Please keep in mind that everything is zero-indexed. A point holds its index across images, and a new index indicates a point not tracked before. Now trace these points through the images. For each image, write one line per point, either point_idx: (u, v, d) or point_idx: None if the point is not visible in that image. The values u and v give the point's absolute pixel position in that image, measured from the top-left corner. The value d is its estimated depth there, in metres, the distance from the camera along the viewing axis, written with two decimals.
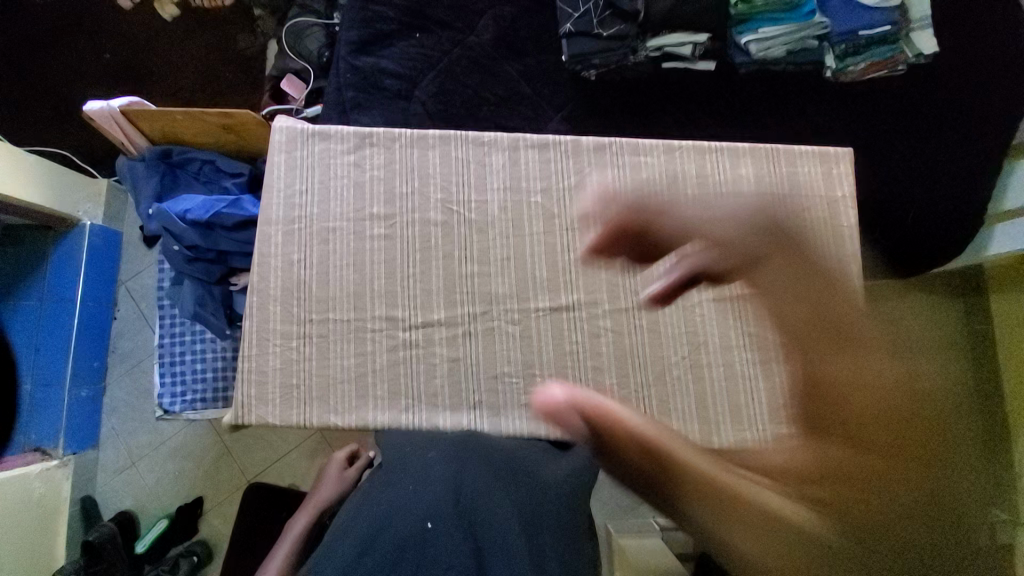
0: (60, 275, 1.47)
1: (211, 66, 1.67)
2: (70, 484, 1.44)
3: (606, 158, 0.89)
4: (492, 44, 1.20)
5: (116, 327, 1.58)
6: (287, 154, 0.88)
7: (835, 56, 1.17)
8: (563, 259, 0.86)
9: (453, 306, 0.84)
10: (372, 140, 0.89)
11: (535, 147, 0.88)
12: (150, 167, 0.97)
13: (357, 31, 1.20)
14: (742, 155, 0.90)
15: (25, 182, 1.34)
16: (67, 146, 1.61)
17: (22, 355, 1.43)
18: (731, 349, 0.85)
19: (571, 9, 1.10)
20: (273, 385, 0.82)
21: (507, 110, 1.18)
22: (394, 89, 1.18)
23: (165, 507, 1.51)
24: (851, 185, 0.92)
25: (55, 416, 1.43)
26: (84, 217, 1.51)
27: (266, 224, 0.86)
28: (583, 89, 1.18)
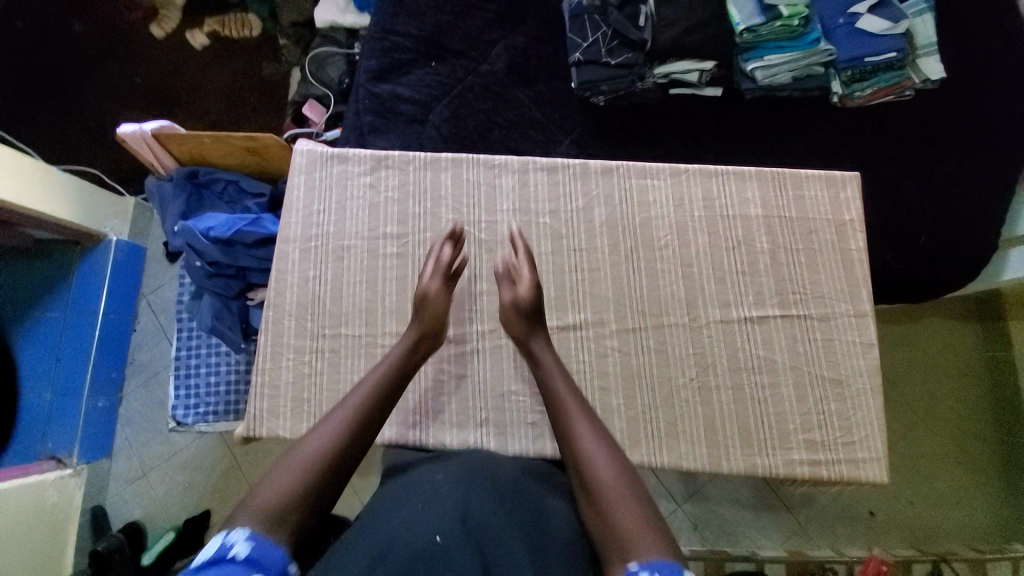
0: (85, 287, 1.52)
1: (237, 92, 1.76)
2: (82, 492, 1.46)
3: (614, 180, 0.89)
4: (504, 72, 1.25)
5: (135, 339, 1.63)
6: (307, 176, 0.92)
7: (841, 82, 1.18)
8: (571, 279, 0.86)
9: (461, 324, 0.85)
10: (388, 162, 0.92)
11: (544, 170, 0.90)
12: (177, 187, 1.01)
13: (376, 60, 1.26)
14: (749, 179, 0.92)
15: (57, 198, 1.40)
16: (98, 166, 1.69)
17: (42, 367, 1.47)
18: (740, 372, 0.84)
19: (580, 38, 1.13)
20: (285, 398, 0.84)
21: (518, 134, 1.21)
22: (410, 114, 1.23)
23: (172, 520, 1.52)
24: (858, 209, 0.92)
25: (72, 425, 1.46)
26: (110, 232, 1.57)
27: (285, 242, 0.89)
28: (592, 114, 1.21)
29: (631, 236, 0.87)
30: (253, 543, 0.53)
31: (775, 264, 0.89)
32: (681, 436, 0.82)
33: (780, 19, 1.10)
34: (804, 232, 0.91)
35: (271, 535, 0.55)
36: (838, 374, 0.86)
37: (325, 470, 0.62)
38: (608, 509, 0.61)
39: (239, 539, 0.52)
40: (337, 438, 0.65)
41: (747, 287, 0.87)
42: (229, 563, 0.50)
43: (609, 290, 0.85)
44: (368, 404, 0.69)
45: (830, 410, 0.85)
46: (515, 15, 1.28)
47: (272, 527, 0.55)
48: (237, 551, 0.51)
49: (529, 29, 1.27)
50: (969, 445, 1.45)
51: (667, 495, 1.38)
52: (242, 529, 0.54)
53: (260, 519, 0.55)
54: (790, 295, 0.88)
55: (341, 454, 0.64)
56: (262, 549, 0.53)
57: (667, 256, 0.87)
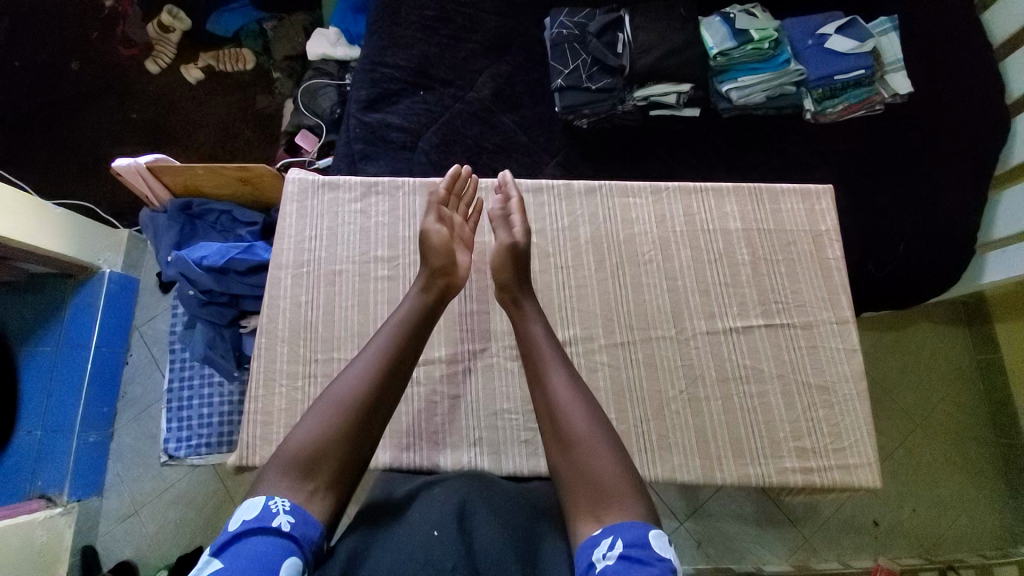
0: (78, 321, 1.51)
1: (231, 124, 1.80)
2: (72, 532, 1.43)
3: (597, 199, 0.93)
4: (490, 98, 1.29)
5: (127, 372, 1.62)
6: (298, 204, 0.94)
7: (813, 99, 1.24)
8: (559, 297, 0.88)
9: (452, 344, 0.87)
10: (378, 188, 0.95)
11: (529, 191, 0.93)
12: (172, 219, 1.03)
13: (366, 90, 1.30)
14: (727, 194, 0.95)
15: (50, 233, 1.41)
16: (93, 200, 1.71)
17: (33, 404, 1.46)
18: (728, 383, 0.86)
19: (561, 65, 1.19)
20: (278, 424, 0.84)
21: (505, 158, 1.25)
22: (399, 142, 1.27)
23: (165, 557, 1.48)
24: (834, 220, 0.96)
25: (62, 461, 1.44)
26: (104, 265, 1.58)
27: (277, 268, 0.91)
28: (576, 136, 1.25)
29: (616, 252, 0.90)
30: (294, 515, 0.56)
31: (757, 276, 0.91)
32: (674, 448, 0.82)
33: (751, 43, 1.18)
34: (783, 243, 0.94)
35: (312, 503, 0.58)
36: (825, 381, 0.88)
37: (355, 428, 0.64)
38: (585, 460, 0.65)
39: (282, 508, 0.56)
40: (358, 395, 0.66)
41: (731, 298, 0.90)
42: (272, 532, 0.54)
43: (596, 305, 0.88)
44: (384, 359, 0.71)
45: (819, 417, 0.86)
46: (499, 45, 1.34)
47: (309, 487, 0.59)
48: (282, 522, 0.55)
49: (512, 58, 1.33)
50: (965, 449, 1.45)
51: (668, 512, 1.37)
52: (283, 495, 0.58)
53: (292, 486, 0.59)
54: (773, 305, 0.90)
55: (368, 410, 0.66)
56: (303, 528, 0.56)
57: (652, 272, 0.89)
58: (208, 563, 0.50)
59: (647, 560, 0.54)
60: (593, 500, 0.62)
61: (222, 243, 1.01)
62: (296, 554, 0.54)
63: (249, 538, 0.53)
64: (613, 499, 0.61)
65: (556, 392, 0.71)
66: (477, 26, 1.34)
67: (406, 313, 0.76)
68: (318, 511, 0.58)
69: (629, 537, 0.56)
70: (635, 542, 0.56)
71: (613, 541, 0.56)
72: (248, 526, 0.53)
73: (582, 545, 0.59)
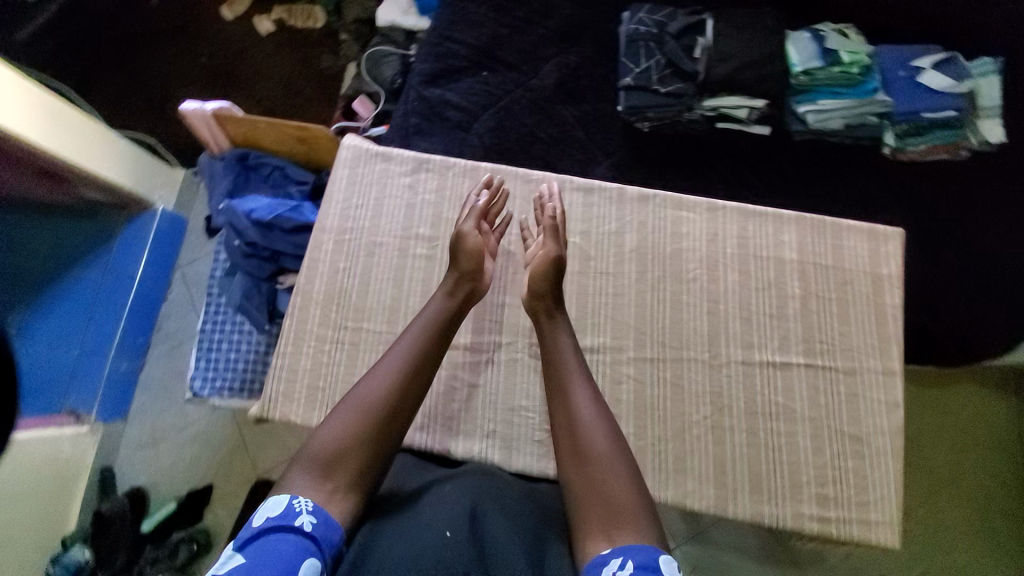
0: (124, 255, 1.59)
1: (293, 80, 1.83)
2: (94, 451, 1.53)
3: (649, 209, 0.89)
4: (552, 88, 1.27)
5: (165, 308, 1.69)
6: (350, 170, 0.95)
7: (894, 134, 1.16)
8: (594, 301, 0.86)
9: (479, 333, 0.85)
10: (429, 166, 0.94)
11: (580, 190, 0.90)
12: (227, 167, 1.04)
13: (430, 64, 1.31)
14: (788, 222, 0.90)
15: (115, 162, 1.49)
16: (155, 137, 1.77)
17: (72, 327, 1.52)
18: (756, 417, 0.83)
19: (633, 64, 1.15)
20: (300, 384, 0.85)
21: (559, 150, 1.22)
22: (455, 121, 1.26)
23: (176, 490, 1.57)
24: (898, 265, 0.90)
25: (95, 383, 1.53)
26: (159, 201, 1.66)
27: (321, 232, 0.92)
28: (635, 138, 1.21)
29: (659, 265, 0.87)
30: (316, 515, 0.58)
31: (806, 312, 0.87)
32: (688, 473, 0.80)
33: (839, 65, 1.14)
34: (838, 281, 0.89)
35: (332, 504, 0.61)
36: (859, 431, 0.84)
37: (375, 430, 0.66)
38: (602, 479, 0.64)
39: (305, 508, 0.58)
40: (380, 400, 0.68)
41: (774, 330, 0.86)
42: (296, 530, 0.55)
43: (631, 317, 0.85)
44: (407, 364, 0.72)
45: (847, 467, 0.82)
46: (570, 34, 1.30)
47: (329, 486, 0.61)
48: (304, 522, 0.56)
49: (582, 49, 1.29)
50: (993, 522, 1.37)
51: (667, 531, 1.35)
52: (304, 495, 0.60)
53: (313, 483, 0.61)
54: (818, 344, 0.86)
55: (389, 416, 0.68)
56: (324, 529, 0.57)
57: (693, 291, 0.86)
58: (231, 559, 0.51)
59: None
60: (605, 520, 0.61)
61: (272, 198, 1.02)
62: (315, 554, 0.55)
63: (271, 536, 0.54)
64: (626, 521, 0.60)
65: (577, 409, 0.71)
66: (550, 12, 1.31)
67: (429, 319, 0.77)
68: (337, 511, 0.61)
69: (639, 558, 0.56)
70: (645, 565, 0.55)
71: (623, 563, 0.55)
72: (271, 524, 0.54)
73: (590, 562, 0.58)
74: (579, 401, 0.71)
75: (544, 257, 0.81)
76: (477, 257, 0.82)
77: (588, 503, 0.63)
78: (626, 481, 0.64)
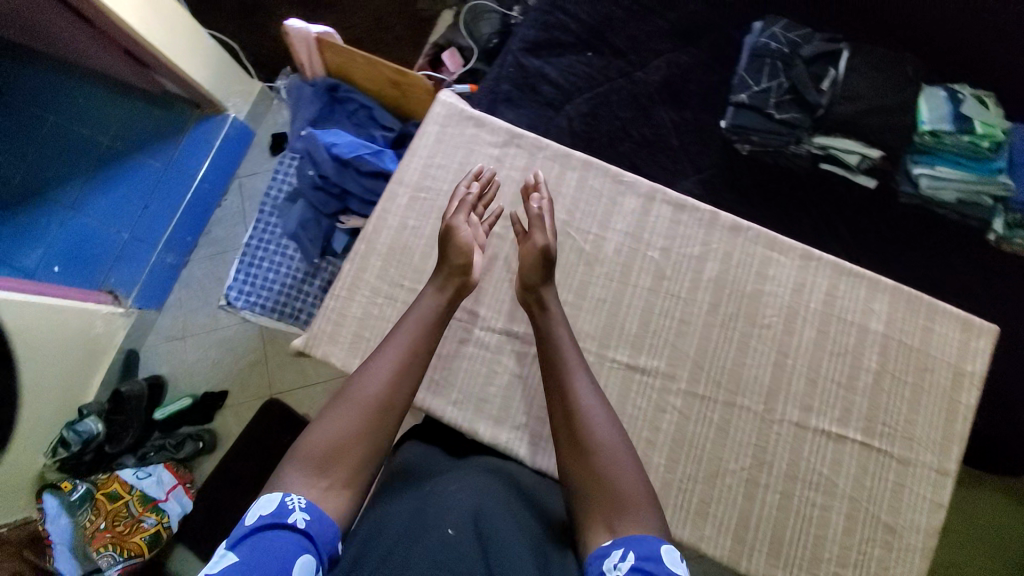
0: (191, 153, 1.59)
1: (386, 15, 1.77)
2: (124, 333, 1.56)
3: (739, 241, 0.84)
4: (657, 86, 1.19)
5: (217, 214, 1.71)
6: (440, 127, 0.92)
7: (1005, 222, 1.08)
8: (657, 323, 0.81)
9: (534, 325, 0.82)
10: (520, 142, 0.90)
11: (671, 204, 0.85)
12: (315, 95, 1.02)
13: (535, 32, 1.24)
14: (880, 291, 0.84)
15: (198, 59, 1.47)
16: (240, 42, 1.76)
17: (127, 209, 1.53)
18: (794, 481, 0.79)
19: (752, 81, 1.07)
20: (347, 330, 0.85)
21: (648, 154, 1.16)
22: (548, 97, 1.20)
23: (193, 388, 1.61)
24: (986, 364, 0.83)
25: (139, 270, 1.56)
26: (231, 109, 1.63)
27: (398, 185, 0.90)
28: (730, 159, 1.15)
29: (735, 302, 0.82)
30: (309, 512, 0.59)
31: (874, 390, 0.82)
32: (709, 518, 0.78)
33: (970, 134, 1.05)
34: (917, 366, 0.83)
35: (324, 500, 0.62)
36: (895, 522, 0.79)
37: (368, 427, 0.67)
38: (607, 472, 0.65)
39: (299, 506, 0.59)
40: (373, 397, 0.69)
41: (835, 400, 0.81)
42: (289, 527, 0.56)
43: (692, 348, 0.81)
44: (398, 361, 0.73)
45: (873, 555, 0.78)
46: (689, 33, 1.22)
47: (323, 483, 0.62)
48: (298, 519, 0.57)
49: (698, 52, 1.21)
50: None
51: None
52: (297, 492, 0.61)
53: (307, 480, 0.62)
54: (877, 425, 0.81)
55: (380, 413, 0.69)
56: (318, 525, 0.58)
57: (764, 339, 0.81)
58: (224, 556, 0.53)
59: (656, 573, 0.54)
60: (609, 511, 0.62)
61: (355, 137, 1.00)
62: (310, 551, 0.56)
63: (265, 532, 0.55)
64: (628, 510, 0.61)
65: (579, 404, 0.70)
66: (674, 4, 1.23)
67: (427, 314, 0.77)
68: (329, 506, 0.61)
69: (643, 550, 0.57)
70: (648, 555, 0.56)
71: (625, 553, 0.56)
72: (265, 522, 0.55)
73: (593, 553, 0.59)
74: (582, 398, 0.70)
75: (531, 250, 0.78)
76: (466, 253, 0.80)
77: (594, 491, 0.64)
78: (631, 469, 0.65)
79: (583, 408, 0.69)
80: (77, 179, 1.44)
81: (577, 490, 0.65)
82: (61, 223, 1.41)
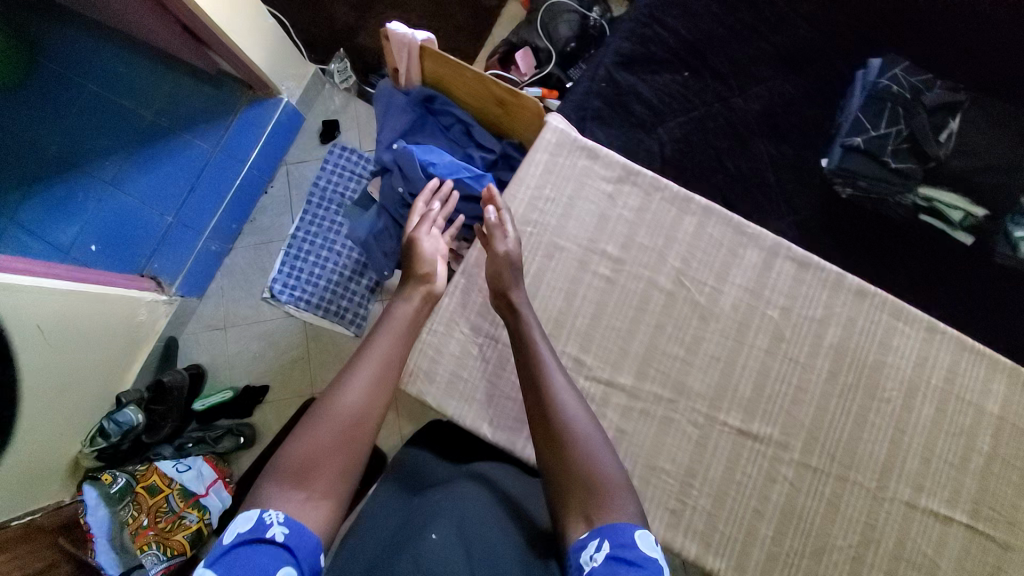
0: (242, 136, 1.51)
1: (450, 1, 1.67)
2: (166, 320, 1.51)
3: (863, 308, 0.80)
4: (756, 116, 1.13)
5: (263, 201, 1.64)
6: (549, 156, 0.86)
7: None
8: (772, 387, 0.78)
9: (642, 379, 0.78)
10: (636, 179, 0.84)
11: (795, 261, 0.80)
12: (408, 105, 0.97)
13: (630, 46, 1.17)
14: (1000, 370, 0.81)
15: (257, 39, 1.38)
16: (294, 19, 1.67)
17: (172, 191, 1.48)
18: (900, 561, 0.76)
19: (870, 125, 1.03)
20: (443, 369, 0.80)
21: (743, 189, 1.10)
22: (640, 118, 1.13)
23: (233, 380, 1.57)
24: None
25: (183, 256, 1.50)
26: (285, 93, 1.54)
27: (502, 215, 0.84)
28: (829, 200, 1.08)
29: (854, 372, 0.79)
30: (289, 527, 0.56)
31: (984, 472, 0.79)
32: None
33: None
34: None
35: (305, 513, 0.59)
36: None
37: (350, 438, 0.65)
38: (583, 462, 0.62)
39: (276, 520, 0.56)
40: (354, 408, 0.66)
41: (946, 480, 0.79)
42: (267, 542, 0.54)
43: (806, 417, 0.78)
44: (377, 369, 0.70)
45: None
46: (794, 59, 1.15)
47: (304, 495, 0.60)
48: (277, 533, 0.55)
49: (802, 81, 1.14)
50: None
51: None
52: (276, 507, 0.58)
53: (285, 494, 0.59)
54: (985, 509, 0.79)
55: (361, 424, 0.66)
56: (297, 539, 0.56)
57: (881, 413, 0.79)
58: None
59: (635, 562, 0.53)
60: (587, 501, 0.59)
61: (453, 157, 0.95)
62: (291, 564, 0.54)
63: (242, 550, 0.53)
64: (610, 501, 0.59)
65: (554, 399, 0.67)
66: (780, 27, 1.15)
67: (404, 321, 0.75)
68: (312, 520, 0.59)
69: (616, 539, 0.55)
70: (624, 543, 0.54)
71: (600, 543, 0.55)
72: (244, 539, 0.54)
73: (570, 547, 0.57)
74: (558, 392, 0.67)
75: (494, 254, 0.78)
76: (432, 262, 0.81)
77: (570, 483, 0.61)
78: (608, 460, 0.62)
79: (555, 401, 0.66)
80: (121, 151, 1.47)
81: (553, 487, 0.61)
82: (100, 196, 1.44)
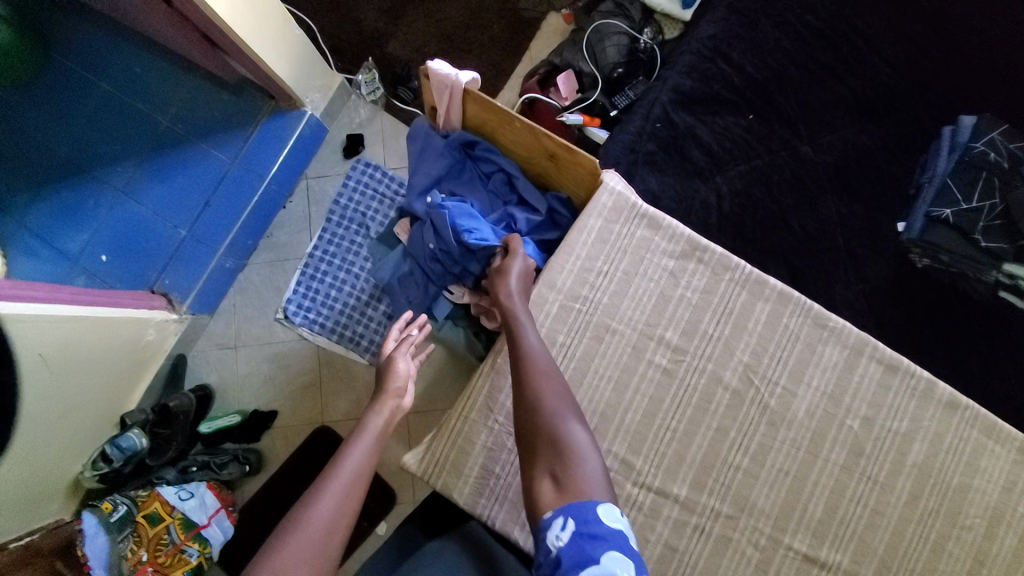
0: (262, 148, 1.43)
1: (486, 12, 1.56)
2: (175, 339, 1.45)
3: (952, 423, 0.71)
4: (827, 168, 1.01)
5: (280, 215, 1.56)
6: (604, 222, 0.76)
7: None
8: (849, 511, 0.71)
9: (699, 491, 0.71)
10: (704, 255, 0.75)
11: (882, 364, 0.72)
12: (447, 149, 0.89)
13: (690, 84, 1.05)
14: None
15: (281, 52, 1.28)
16: (319, 22, 1.57)
17: (187, 204, 1.40)
18: None
19: (962, 196, 0.95)
20: (474, 460, 0.74)
21: (807, 252, 0.98)
22: (698, 166, 1.03)
23: (242, 405, 1.50)
24: None
25: (197, 273, 1.43)
26: (309, 106, 1.45)
27: (547, 287, 0.75)
28: (903, 272, 0.96)
29: (939, 497, 0.71)
30: None
31: None
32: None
33: None
34: None
35: None
36: None
37: (323, 552, 0.63)
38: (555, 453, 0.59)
39: None
40: (326, 518, 0.65)
41: None
42: None
43: (880, 544, 0.71)
44: (356, 476, 0.70)
45: None
46: (874, 106, 1.02)
47: None
48: None
49: (883, 131, 1.01)
50: None
51: None
52: None
53: None
54: None
55: (334, 535, 0.64)
56: None
57: (962, 542, 0.71)
58: None
59: (600, 537, 0.51)
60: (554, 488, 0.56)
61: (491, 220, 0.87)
62: None
63: None
64: (579, 473, 0.57)
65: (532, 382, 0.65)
66: (860, 69, 1.03)
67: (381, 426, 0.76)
68: None
69: (581, 516, 0.52)
70: (588, 522, 0.52)
71: (565, 522, 0.52)
72: None
73: (538, 525, 0.55)
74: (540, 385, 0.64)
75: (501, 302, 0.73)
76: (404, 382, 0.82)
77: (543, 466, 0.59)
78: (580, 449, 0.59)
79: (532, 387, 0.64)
80: (134, 158, 1.38)
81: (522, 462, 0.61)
82: (112, 205, 1.37)
